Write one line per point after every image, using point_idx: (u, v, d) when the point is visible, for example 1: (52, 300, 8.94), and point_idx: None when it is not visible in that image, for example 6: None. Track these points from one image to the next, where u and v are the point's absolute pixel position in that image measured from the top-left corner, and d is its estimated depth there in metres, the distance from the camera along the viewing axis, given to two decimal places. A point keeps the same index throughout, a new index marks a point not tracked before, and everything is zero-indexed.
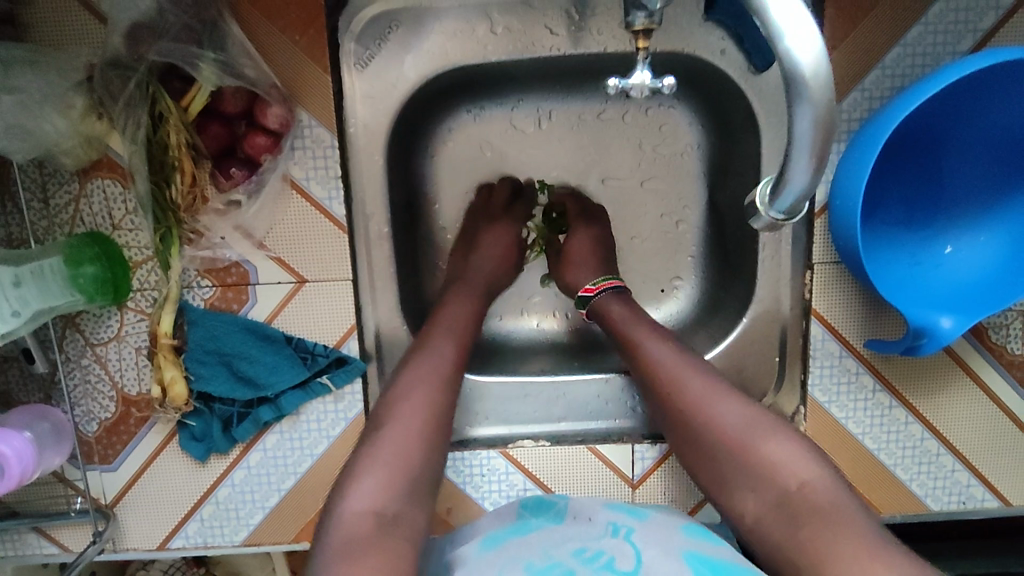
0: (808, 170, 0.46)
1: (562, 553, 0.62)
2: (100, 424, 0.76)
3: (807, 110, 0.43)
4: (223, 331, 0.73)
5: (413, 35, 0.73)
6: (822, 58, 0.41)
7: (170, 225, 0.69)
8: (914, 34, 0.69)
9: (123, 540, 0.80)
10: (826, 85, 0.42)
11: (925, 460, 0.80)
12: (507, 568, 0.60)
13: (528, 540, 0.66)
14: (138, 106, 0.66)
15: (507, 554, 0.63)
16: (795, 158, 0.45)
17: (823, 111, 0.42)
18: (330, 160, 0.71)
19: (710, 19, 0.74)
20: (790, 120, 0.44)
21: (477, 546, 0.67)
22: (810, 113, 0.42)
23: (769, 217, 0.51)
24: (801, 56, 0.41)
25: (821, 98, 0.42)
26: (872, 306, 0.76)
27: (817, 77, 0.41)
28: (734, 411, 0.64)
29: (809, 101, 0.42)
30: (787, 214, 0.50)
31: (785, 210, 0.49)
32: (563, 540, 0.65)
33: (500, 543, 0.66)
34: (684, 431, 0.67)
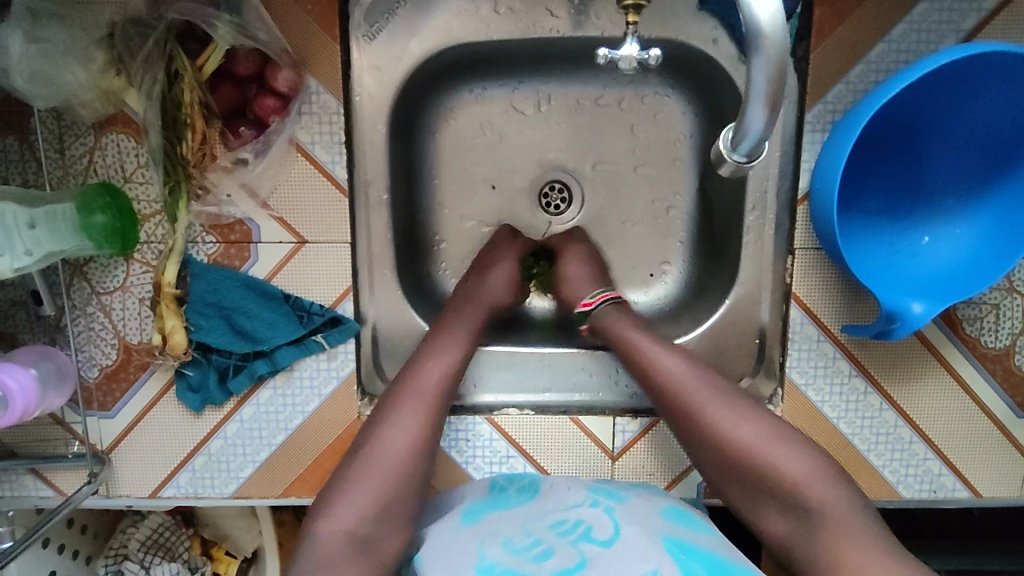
0: (764, 116, 0.50)
1: (539, 527, 0.65)
2: (101, 371, 0.79)
3: (763, 64, 0.46)
4: (224, 286, 0.76)
5: (420, 12, 0.77)
6: (778, 15, 0.45)
7: (179, 179, 0.73)
8: (898, 32, 0.73)
9: (117, 485, 0.82)
10: (781, 41, 0.46)
11: (898, 446, 0.82)
12: (488, 544, 0.63)
13: (509, 515, 0.68)
14: (155, 63, 0.70)
15: (489, 528, 0.66)
16: (751, 104, 0.49)
17: (777, 64, 0.46)
18: (335, 126, 0.74)
19: (704, 9, 0.77)
20: (749, 74, 0.48)
21: (460, 518, 0.69)
22: (765, 68, 0.46)
23: (731, 159, 0.55)
24: (759, 12, 0.45)
25: (774, 52, 0.46)
26: (851, 293, 0.79)
27: (774, 31, 0.45)
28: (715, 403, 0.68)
29: (765, 55, 0.46)
30: (748, 156, 0.54)
31: (747, 152, 0.53)
32: (541, 514, 0.68)
33: (481, 515, 0.69)
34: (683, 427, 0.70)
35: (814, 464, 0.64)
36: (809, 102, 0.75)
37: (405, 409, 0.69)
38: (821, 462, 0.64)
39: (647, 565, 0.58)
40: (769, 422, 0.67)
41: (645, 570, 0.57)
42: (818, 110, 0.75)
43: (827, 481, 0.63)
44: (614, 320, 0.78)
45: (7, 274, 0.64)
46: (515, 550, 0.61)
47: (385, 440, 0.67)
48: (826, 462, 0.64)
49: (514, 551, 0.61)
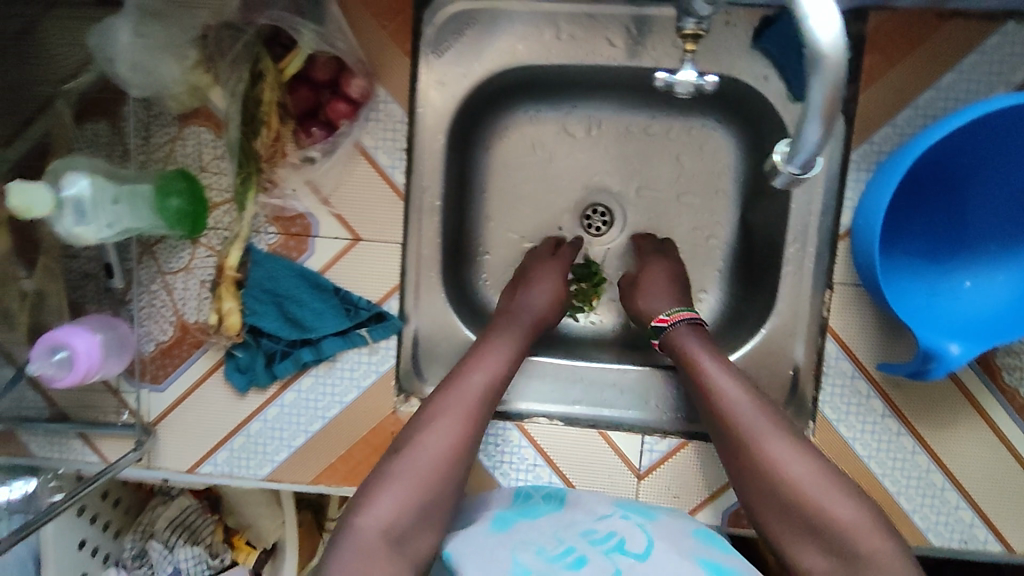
0: (819, 133, 0.50)
1: (571, 538, 0.66)
2: (157, 346, 0.84)
3: (820, 84, 0.47)
4: (281, 275, 0.81)
5: (486, 34, 0.81)
6: (839, 39, 0.45)
7: (251, 172, 0.78)
8: (947, 81, 0.75)
9: (158, 458, 0.86)
10: (840, 63, 0.46)
11: (929, 492, 0.81)
12: (523, 551, 0.64)
13: (539, 523, 0.70)
14: (242, 63, 0.75)
15: (521, 537, 0.67)
16: (808, 119, 0.50)
17: (834, 86, 0.47)
18: (398, 133, 0.79)
19: (757, 47, 0.79)
20: (807, 92, 0.48)
21: (492, 522, 0.70)
22: (822, 88, 0.47)
23: (787, 171, 0.55)
24: (822, 34, 0.45)
25: (833, 73, 0.46)
26: (890, 331, 0.79)
27: (833, 52, 0.45)
28: (776, 440, 0.68)
29: (823, 75, 0.46)
30: (804, 169, 0.54)
31: (799, 166, 0.54)
32: (570, 525, 0.69)
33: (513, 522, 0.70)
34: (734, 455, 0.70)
35: (835, 499, 0.64)
36: (856, 142, 0.77)
37: (431, 414, 0.70)
38: (845, 496, 0.65)
39: None
40: (796, 455, 0.67)
41: None
42: (864, 150, 0.77)
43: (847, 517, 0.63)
44: (689, 341, 0.78)
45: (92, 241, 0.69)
46: (550, 559, 0.63)
47: (416, 437, 0.69)
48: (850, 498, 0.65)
49: (548, 559, 0.63)
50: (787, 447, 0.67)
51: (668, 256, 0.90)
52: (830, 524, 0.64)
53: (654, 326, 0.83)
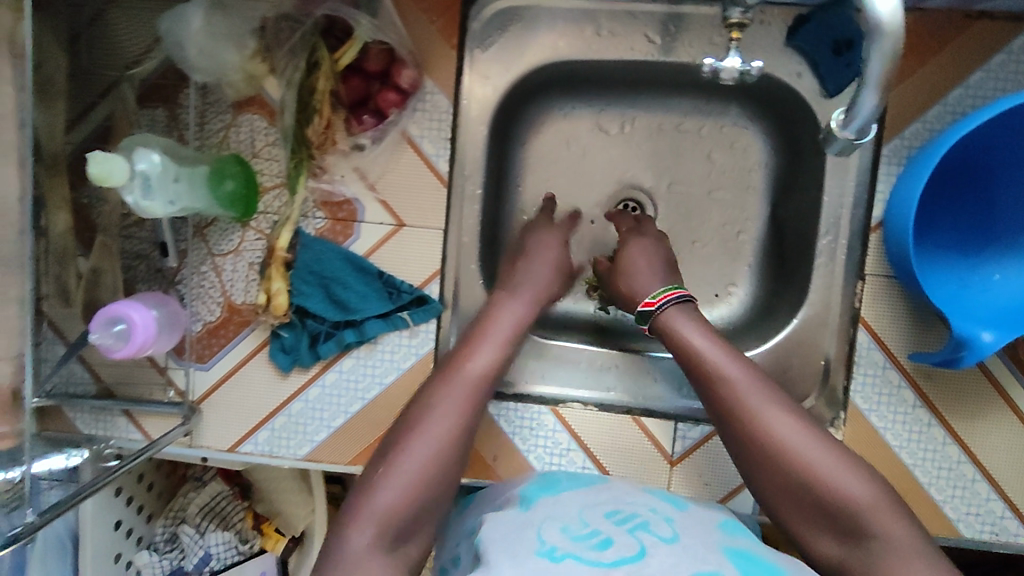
0: (876, 98, 0.54)
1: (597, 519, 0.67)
2: (204, 325, 0.86)
3: (878, 55, 0.50)
4: (328, 257, 0.83)
5: (528, 31, 0.85)
6: (898, 10, 0.49)
7: (303, 157, 0.82)
8: (975, 79, 0.77)
9: (200, 436, 0.88)
10: (897, 34, 0.49)
11: (960, 484, 0.82)
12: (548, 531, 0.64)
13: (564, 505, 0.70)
14: (299, 54, 0.79)
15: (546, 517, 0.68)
16: (864, 87, 0.53)
17: (891, 56, 0.50)
18: (443, 123, 0.83)
19: (790, 45, 0.82)
20: (865, 62, 0.52)
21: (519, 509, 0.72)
22: (880, 59, 0.50)
23: (841, 136, 0.59)
24: (881, 7, 0.48)
25: (891, 43, 0.49)
26: (920, 322, 0.81)
27: (892, 24, 0.49)
28: (782, 422, 0.67)
29: (881, 45, 0.50)
30: (859, 134, 0.58)
31: (854, 131, 0.58)
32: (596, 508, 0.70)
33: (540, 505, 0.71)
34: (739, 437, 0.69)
35: (841, 476, 0.64)
36: (886, 137, 0.79)
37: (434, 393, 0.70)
38: (849, 471, 0.64)
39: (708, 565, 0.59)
40: (798, 433, 0.66)
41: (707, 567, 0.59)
42: (894, 145, 0.79)
43: (853, 491, 0.62)
44: (682, 322, 0.77)
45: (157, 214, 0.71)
46: (575, 537, 0.63)
47: (422, 413, 0.69)
48: (855, 472, 0.64)
49: (573, 537, 0.63)
50: (794, 428, 0.67)
51: (646, 234, 0.89)
52: (847, 505, 0.62)
53: (641, 310, 0.82)
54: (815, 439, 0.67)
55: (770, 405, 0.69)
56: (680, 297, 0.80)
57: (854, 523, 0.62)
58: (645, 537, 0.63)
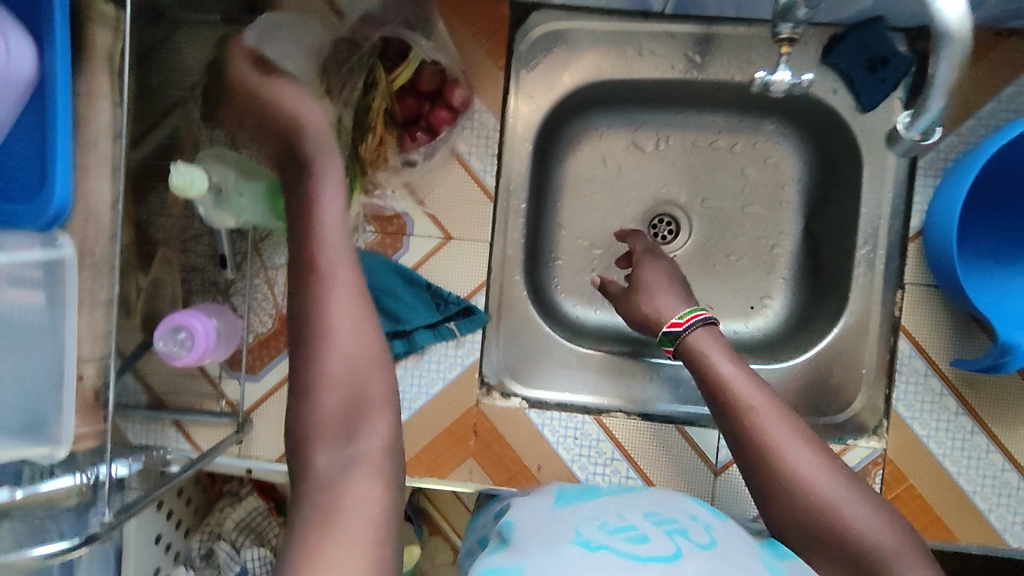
0: (942, 101, 0.57)
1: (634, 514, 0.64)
2: (255, 337, 0.89)
3: (947, 61, 0.53)
4: (379, 270, 0.86)
5: (571, 52, 0.89)
6: (965, 16, 0.51)
7: (357, 174, 0.85)
8: (1008, 94, 0.80)
9: (250, 446, 0.90)
10: (965, 41, 0.51)
11: (1005, 492, 0.82)
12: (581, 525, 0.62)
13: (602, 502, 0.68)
14: (356, 74, 0.82)
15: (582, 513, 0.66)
16: (932, 94, 0.56)
17: (960, 62, 0.52)
18: (491, 140, 0.86)
19: (826, 62, 0.85)
20: (933, 69, 0.54)
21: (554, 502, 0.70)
22: (948, 65, 0.53)
23: (908, 138, 0.63)
24: (949, 14, 0.51)
25: (958, 48, 0.52)
26: (961, 329, 0.82)
27: (960, 31, 0.51)
28: (803, 457, 0.65)
29: (950, 51, 0.52)
30: (924, 134, 0.62)
31: (921, 133, 0.62)
32: (632, 504, 0.67)
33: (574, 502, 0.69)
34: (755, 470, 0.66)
35: (861, 516, 0.61)
36: (922, 150, 0.82)
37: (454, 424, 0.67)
38: (874, 511, 0.62)
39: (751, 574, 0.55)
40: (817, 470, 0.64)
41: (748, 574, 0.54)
42: (931, 157, 0.82)
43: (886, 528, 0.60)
44: (705, 345, 0.74)
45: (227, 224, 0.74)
46: (609, 531, 0.60)
47: None
48: (876, 514, 0.62)
49: (608, 531, 0.60)
50: (815, 463, 0.64)
51: (660, 257, 0.86)
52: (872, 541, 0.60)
53: (668, 330, 0.78)
54: (837, 478, 0.64)
55: (793, 440, 0.66)
56: (707, 321, 0.76)
57: (877, 569, 0.59)
58: (681, 542, 0.58)
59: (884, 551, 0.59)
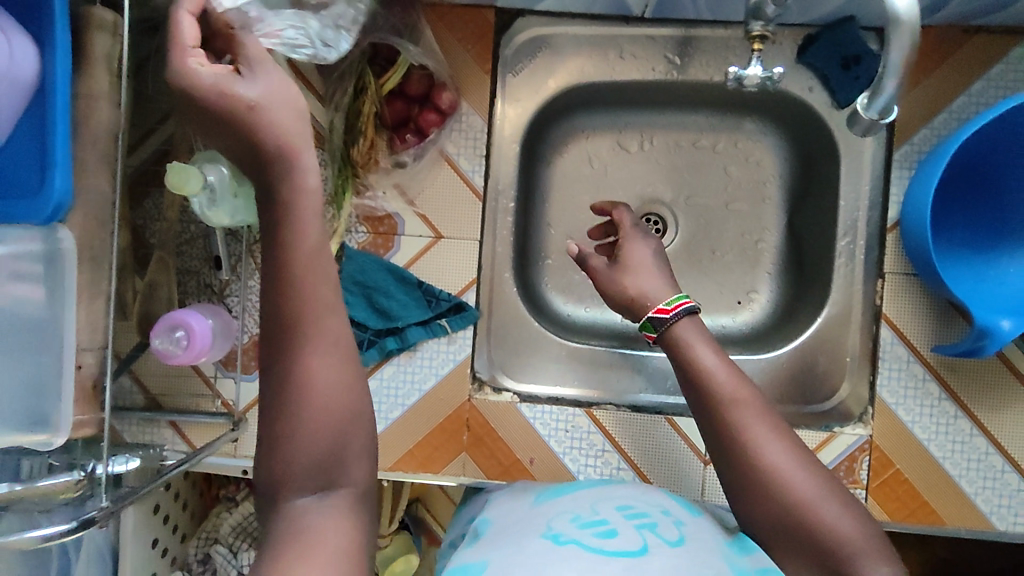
0: (895, 84, 0.59)
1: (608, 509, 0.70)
2: (252, 338, 0.90)
3: (899, 43, 0.56)
4: (371, 269, 0.88)
5: (555, 56, 0.92)
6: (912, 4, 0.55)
7: (349, 177, 0.87)
8: (976, 88, 0.83)
9: (246, 445, 0.91)
10: (913, 26, 0.55)
11: (990, 475, 0.84)
12: (555, 518, 0.68)
13: (580, 497, 0.74)
14: (347, 80, 0.85)
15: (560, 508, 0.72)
16: (886, 76, 0.59)
17: (910, 45, 0.56)
18: (479, 141, 0.89)
19: (801, 61, 0.88)
20: (886, 52, 0.58)
21: (537, 499, 0.76)
22: (900, 49, 0.57)
23: (864, 118, 0.64)
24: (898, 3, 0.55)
25: (907, 31, 0.56)
26: (940, 316, 0.84)
27: (908, 17, 0.55)
28: (779, 452, 0.66)
29: (901, 35, 0.56)
30: (880, 115, 0.63)
31: (879, 112, 0.63)
32: (608, 498, 0.73)
33: (556, 498, 0.75)
34: (733, 463, 0.67)
35: (831, 509, 0.63)
36: (897, 143, 0.85)
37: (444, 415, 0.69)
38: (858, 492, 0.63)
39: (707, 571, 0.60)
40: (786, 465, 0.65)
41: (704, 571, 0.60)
42: (905, 150, 0.84)
43: None
44: (689, 339, 0.75)
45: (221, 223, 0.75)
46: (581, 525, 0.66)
47: None
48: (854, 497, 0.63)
49: (581, 525, 0.66)
50: (789, 458, 0.66)
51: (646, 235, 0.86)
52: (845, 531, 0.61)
53: (652, 315, 0.77)
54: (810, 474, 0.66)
55: (770, 436, 0.67)
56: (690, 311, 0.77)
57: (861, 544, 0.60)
58: (650, 537, 0.64)
59: (855, 535, 0.61)
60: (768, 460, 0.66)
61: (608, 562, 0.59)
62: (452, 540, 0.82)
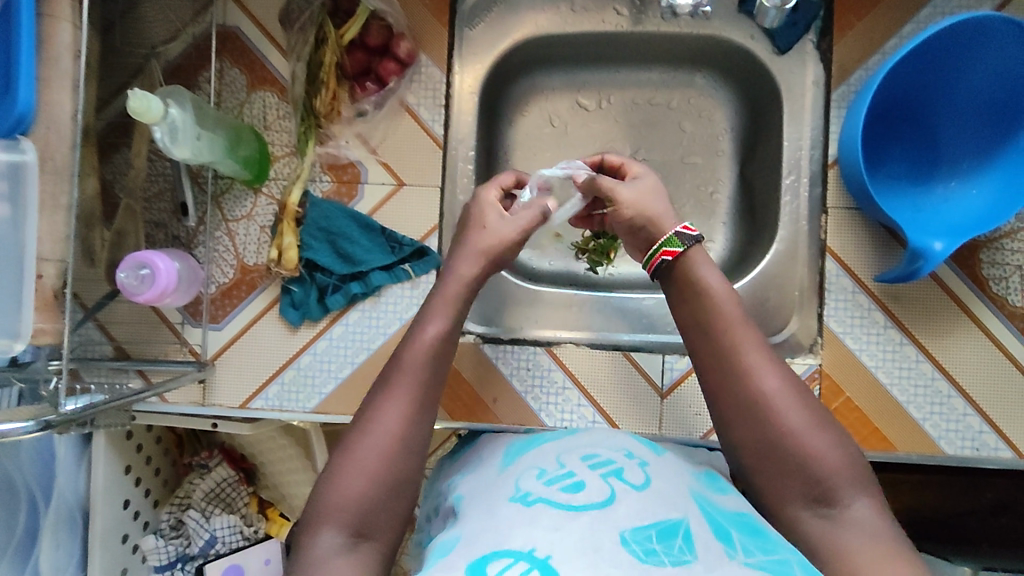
0: None
1: (572, 460, 0.67)
2: (218, 287, 0.92)
3: None
4: (334, 215, 0.90)
5: (511, 11, 0.96)
6: None
7: (311, 125, 0.91)
8: (908, 30, 0.87)
9: (214, 393, 0.92)
10: None
11: (937, 400, 0.86)
12: (521, 477, 0.66)
13: (544, 449, 0.71)
14: (308, 30, 0.89)
15: (524, 466, 0.68)
16: None
17: None
18: (438, 91, 0.92)
19: (743, 11, 0.94)
20: None
21: (501, 460, 0.73)
22: None
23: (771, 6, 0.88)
24: None
25: None
26: (882, 246, 0.88)
27: None
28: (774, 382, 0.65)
29: None
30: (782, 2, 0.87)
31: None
32: (574, 447, 0.71)
33: (519, 458, 0.71)
34: (725, 390, 0.66)
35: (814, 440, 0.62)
36: (835, 84, 0.89)
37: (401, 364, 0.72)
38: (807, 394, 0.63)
39: (676, 514, 0.59)
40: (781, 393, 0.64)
41: (674, 517, 0.59)
42: (842, 90, 0.89)
43: (806, 404, 0.63)
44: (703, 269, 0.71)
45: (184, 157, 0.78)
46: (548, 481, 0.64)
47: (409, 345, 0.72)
48: (798, 402, 0.64)
49: (548, 481, 0.63)
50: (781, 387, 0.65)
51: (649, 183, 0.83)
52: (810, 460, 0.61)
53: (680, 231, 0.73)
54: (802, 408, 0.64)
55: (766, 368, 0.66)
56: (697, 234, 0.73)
57: (797, 436, 0.62)
58: (617, 484, 0.62)
59: (790, 430, 0.62)
60: (767, 390, 0.64)
61: (576, 518, 0.57)
62: (424, 513, 0.77)
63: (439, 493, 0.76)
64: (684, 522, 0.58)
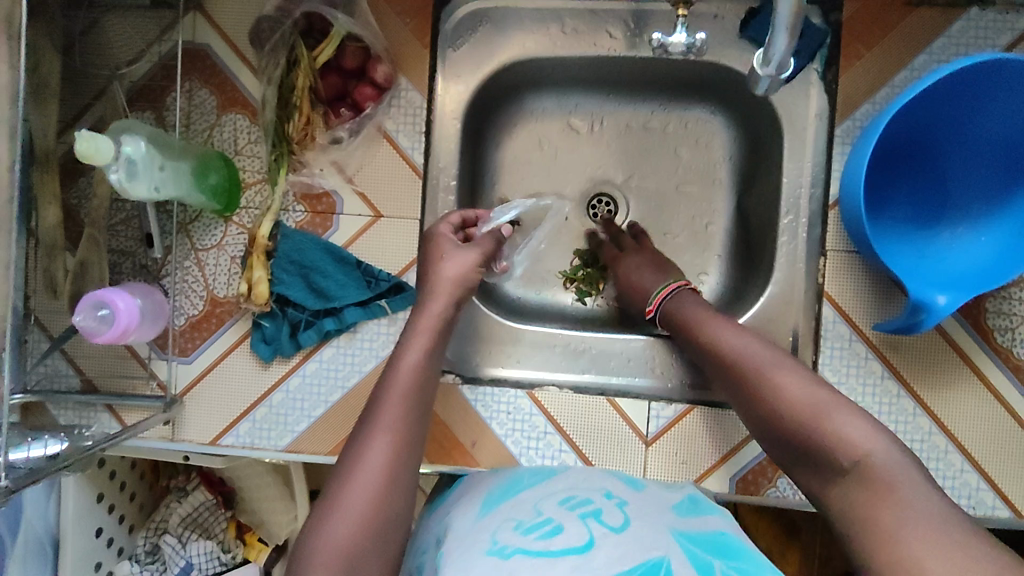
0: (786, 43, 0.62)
1: (550, 506, 0.65)
2: (187, 319, 0.88)
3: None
4: (308, 248, 0.86)
5: (497, 31, 0.90)
6: None
7: (283, 152, 0.86)
8: (919, 62, 0.82)
9: (182, 429, 0.89)
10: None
11: (934, 455, 0.82)
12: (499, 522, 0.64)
13: (522, 494, 0.69)
14: (280, 51, 0.84)
15: (501, 515, 0.66)
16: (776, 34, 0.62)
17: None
18: (417, 118, 0.87)
19: (744, 37, 0.88)
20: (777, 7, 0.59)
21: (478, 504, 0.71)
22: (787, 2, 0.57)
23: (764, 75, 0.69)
24: None
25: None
26: (882, 292, 0.83)
27: None
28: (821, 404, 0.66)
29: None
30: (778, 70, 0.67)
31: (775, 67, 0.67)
32: (551, 493, 0.69)
33: (496, 504, 0.69)
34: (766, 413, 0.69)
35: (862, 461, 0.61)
36: (838, 118, 0.84)
37: (371, 424, 0.70)
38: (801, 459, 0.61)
39: (656, 553, 0.57)
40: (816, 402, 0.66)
41: (655, 555, 0.56)
42: (847, 126, 0.83)
43: None
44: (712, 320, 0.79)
45: (144, 193, 0.73)
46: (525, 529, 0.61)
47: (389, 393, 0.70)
48: None
49: (524, 530, 0.61)
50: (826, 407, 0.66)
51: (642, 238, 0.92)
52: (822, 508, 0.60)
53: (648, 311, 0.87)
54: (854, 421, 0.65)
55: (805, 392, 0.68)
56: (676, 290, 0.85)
57: None
58: (595, 526, 0.61)
59: None
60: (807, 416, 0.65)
61: (554, 565, 0.55)
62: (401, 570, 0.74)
63: (411, 551, 0.73)
64: (666, 561, 0.56)
